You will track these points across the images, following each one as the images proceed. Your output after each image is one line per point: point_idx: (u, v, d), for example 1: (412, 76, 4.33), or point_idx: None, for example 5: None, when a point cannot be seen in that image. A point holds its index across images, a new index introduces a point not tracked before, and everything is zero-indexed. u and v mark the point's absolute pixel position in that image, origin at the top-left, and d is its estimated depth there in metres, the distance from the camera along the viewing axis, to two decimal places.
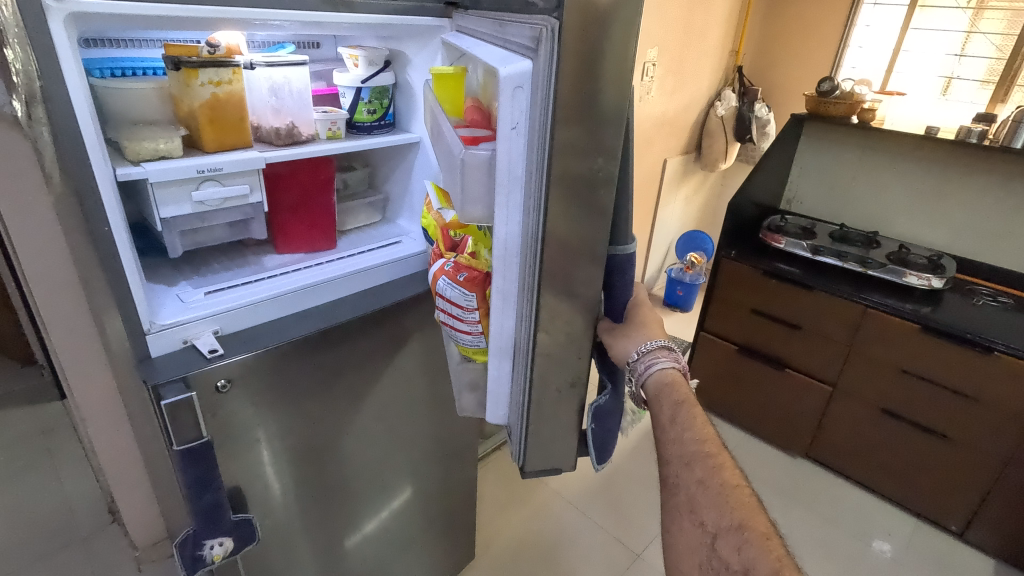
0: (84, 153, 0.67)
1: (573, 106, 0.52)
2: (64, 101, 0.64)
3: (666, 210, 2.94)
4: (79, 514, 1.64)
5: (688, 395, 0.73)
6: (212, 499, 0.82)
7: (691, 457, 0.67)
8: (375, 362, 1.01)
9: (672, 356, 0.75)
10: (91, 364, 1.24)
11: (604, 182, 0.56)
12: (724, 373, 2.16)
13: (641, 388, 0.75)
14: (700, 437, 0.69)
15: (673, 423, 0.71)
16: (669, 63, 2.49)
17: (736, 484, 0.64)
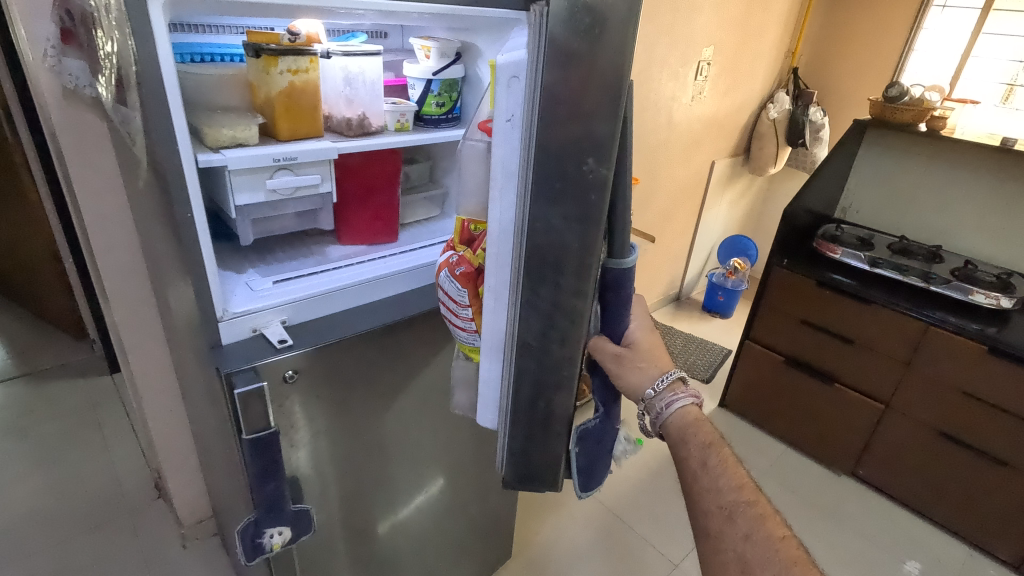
0: (174, 141, 0.66)
1: (562, 99, 0.51)
2: (157, 86, 0.63)
3: (710, 213, 2.87)
4: (128, 487, 1.68)
5: (711, 433, 0.77)
6: (275, 487, 0.82)
7: (731, 507, 0.71)
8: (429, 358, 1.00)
9: (688, 392, 0.78)
10: (150, 343, 1.27)
11: (597, 186, 0.54)
12: (769, 383, 2.10)
13: (664, 427, 0.79)
14: (738, 483, 0.72)
15: (706, 468, 0.74)
16: (724, 63, 2.42)
17: (782, 536, 0.68)
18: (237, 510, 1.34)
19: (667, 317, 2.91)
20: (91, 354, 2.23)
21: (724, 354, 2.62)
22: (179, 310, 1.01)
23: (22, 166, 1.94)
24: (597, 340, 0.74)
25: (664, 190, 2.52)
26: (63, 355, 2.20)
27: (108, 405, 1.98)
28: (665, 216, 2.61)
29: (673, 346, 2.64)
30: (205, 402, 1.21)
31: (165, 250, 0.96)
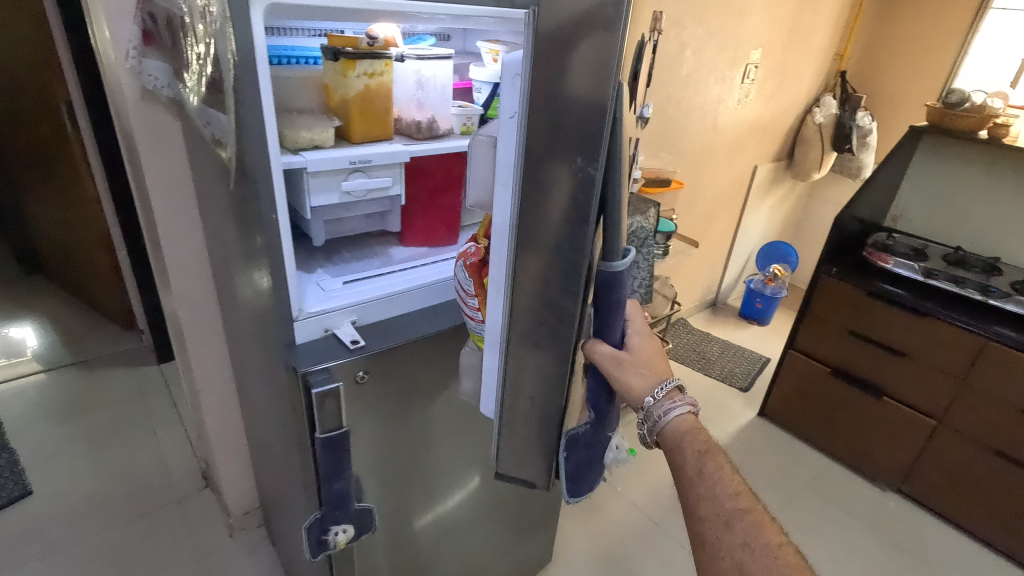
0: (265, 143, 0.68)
1: (543, 95, 0.47)
2: (253, 91, 0.66)
3: (750, 218, 2.82)
4: (176, 477, 1.72)
5: (706, 440, 0.71)
6: (342, 486, 0.83)
7: (729, 514, 0.65)
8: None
9: (685, 400, 0.72)
10: (209, 336, 1.30)
11: (586, 187, 0.49)
12: (814, 394, 2.06)
13: (657, 433, 0.73)
14: (737, 490, 0.66)
15: (703, 476, 0.68)
16: (771, 67, 2.38)
17: (780, 543, 0.62)
18: (284, 505, 1.36)
19: (702, 323, 2.86)
20: (139, 344, 2.29)
21: (762, 362, 2.57)
22: (246, 301, 1.03)
23: (81, 161, 2.00)
24: (593, 340, 0.66)
25: (706, 194, 2.48)
26: (113, 345, 2.27)
27: (156, 395, 2.03)
28: (706, 221, 2.57)
29: (710, 353, 2.60)
30: (259, 397, 1.23)
31: (235, 248, 0.98)
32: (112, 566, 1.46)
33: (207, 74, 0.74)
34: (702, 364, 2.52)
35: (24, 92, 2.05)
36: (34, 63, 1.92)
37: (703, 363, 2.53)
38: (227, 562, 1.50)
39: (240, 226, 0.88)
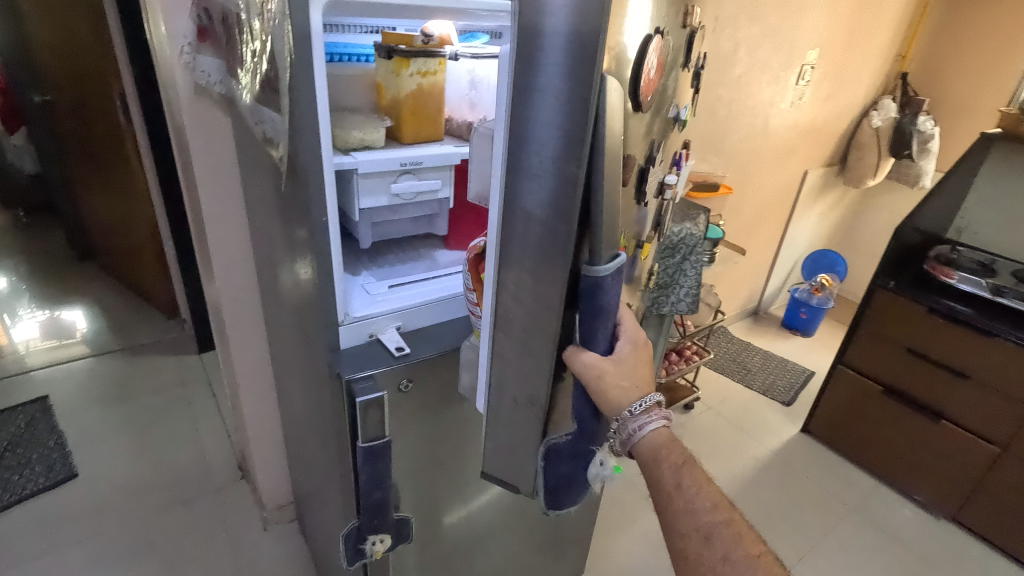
0: (318, 145, 0.67)
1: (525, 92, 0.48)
2: (308, 91, 0.64)
3: (798, 225, 2.71)
4: (213, 467, 1.75)
5: (680, 453, 0.68)
6: (381, 496, 0.81)
7: (709, 529, 0.63)
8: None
9: (660, 413, 0.67)
10: (249, 332, 1.31)
11: (568, 184, 0.50)
12: (864, 413, 1.96)
13: (631, 449, 0.69)
14: (716, 504, 0.64)
15: (680, 491, 0.65)
16: (828, 67, 2.27)
17: (759, 553, 0.61)
18: (317, 503, 1.36)
19: (742, 332, 2.76)
20: (180, 333, 2.34)
21: (806, 375, 2.47)
22: (290, 300, 1.02)
23: (131, 152, 2.05)
24: (574, 351, 0.60)
25: (753, 199, 2.38)
26: (156, 332, 2.33)
27: (196, 384, 2.07)
28: (752, 227, 2.48)
29: (750, 364, 2.51)
30: (297, 396, 1.23)
31: (281, 247, 0.97)
32: (151, 553, 1.49)
33: (261, 71, 0.73)
34: (742, 375, 2.43)
35: (81, 84, 2.11)
36: (91, 55, 1.97)
37: (743, 374, 2.44)
38: (261, 556, 1.51)
39: (287, 226, 0.87)
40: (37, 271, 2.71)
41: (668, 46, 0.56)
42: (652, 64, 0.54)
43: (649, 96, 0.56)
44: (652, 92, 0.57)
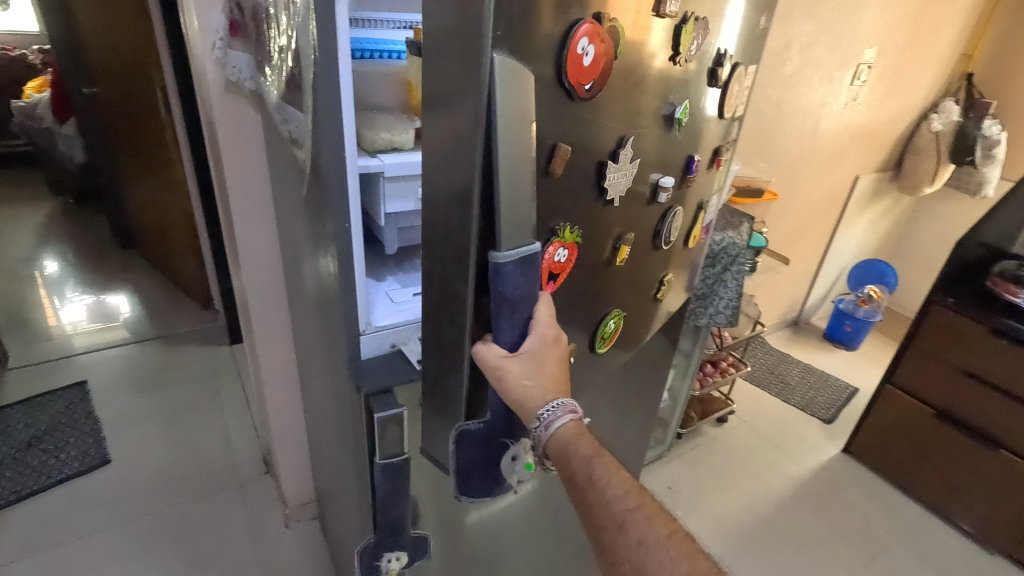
0: (341, 147, 0.64)
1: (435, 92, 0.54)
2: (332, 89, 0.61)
3: (846, 233, 2.57)
4: (240, 459, 1.76)
5: (592, 442, 0.61)
6: (398, 513, 0.78)
7: (624, 516, 0.56)
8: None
9: (566, 410, 0.60)
10: (275, 329, 1.30)
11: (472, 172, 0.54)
12: (913, 437, 1.84)
13: (544, 446, 0.61)
14: (629, 487, 0.58)
15: (593, 482, 0.58)
16: (887, 67, 2.13)
17: (672, 532, 0.55)
18: (338, 504, 1.35)
19: (782, 343, 2.64)
20: (214, 324, 2.38)
21: (849, 392, 2.34)
22: (313, 303, 1.00)
23: (171, 144, 2.08)
24: (483, 340, 0.62)
25: (799, 205, 2.27)
26: (191, 322, 2.37)
27: (226, 375, 2.10)
28: (796, 234, 2.36)
29: (789, 377, 2.39)
30: (320, 396, 1.21)
31: (306, 248, 0.95)
32: (176, 543, 1.51)
33: (287, 68, 0.70)
34: (781, 389, 2.32)
35: (126, 76, 2.15)
36: (135, 49, 2.00)
37: (781, 388, 2.33)
38: (283, 551, 1.51)
39: (313, 228, 0.85)
40: (84, 256, 2.80)
41: (619, 35, 0.58)
42: (587, 51, 0.55)
43: (594, 84, 0.58)
44: (600, 81, 0.59)
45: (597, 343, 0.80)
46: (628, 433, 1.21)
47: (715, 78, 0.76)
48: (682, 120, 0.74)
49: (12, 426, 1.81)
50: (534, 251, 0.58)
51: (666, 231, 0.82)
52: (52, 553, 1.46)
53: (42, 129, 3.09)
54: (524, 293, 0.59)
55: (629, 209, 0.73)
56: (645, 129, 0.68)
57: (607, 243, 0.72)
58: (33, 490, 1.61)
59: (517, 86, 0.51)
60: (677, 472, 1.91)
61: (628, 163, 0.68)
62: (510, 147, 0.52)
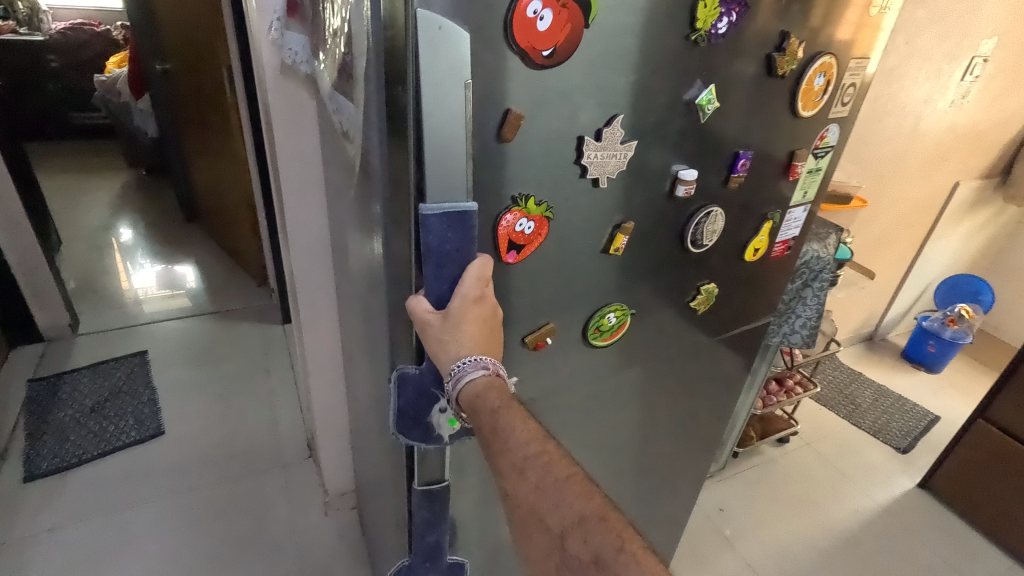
0: (387, 139, 0.58)
1: (381, 63, 0.55)
2: (379, 74, 0.56)
3: (937, 245, 2.33)
4: (285, 441, 1.78)
5: (504, 395, 0.57)
6: (435, 540, 0.72)
7: (523, 462, 0.52)
8: (593, 389, 0.87)
9: (479, 365, 0.57)
10: (323, 321, 1.28)
11: (403, 140, 0.56)
12: (1002, 477, 1.66)
13: (456, 402, 0.59)
14: (535, 434, 0.53)
15: (496, 433, 0.54)
16: (1005, 61, 1.88)
17: (567, 475, 0.50)
18: (376, 500, 1.32)
19: (853, 359, 2.44)
20: (268, 302, 2.42)
21: (929, 420, 2.13)
22: (359, 299, 0.97)
23: (234, 124, 2.10)
24: (415, 294, 0.61)
25: (889, 213, 2.06)
26: (248, 299, 2.42)
27: (277, 355, 2.13)
28: (882, 244, 2.15)
29: (860, 399, 2.21)
30: (362, 390, 1.18)
31: (354, 241, 0.91)
32: (221, 519, 1.54)
33: (339, 53, 0.64)
34: (850, 411, 2.14)
35: (196, 53, 2.18)
36: (205, 27, 2.02)
37: (851, 410, 2.15)
38: (319, 538, 1.51)
39: (362, 223, 0.80)
40: (153, 227, 2.90)
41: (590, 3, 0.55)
42: (542, 16, 0.53)
43: (555, 52, 0.56)
44: (565, 49, 0.57)
45: (590, 335, 0.79)
46: (682, 457, 1.11)
47: (773, 68, 0.72)
48: (709, 108, 0.69)
49: (79, 388, 1.90)
50: (467, 209, 0.57)
51: (697, 234, 0.79)
52: (109, 517, 1.52)
53: (121, 103, 3.21)
54: (454, 249, 0.58)
55: (632, 193, 0.70)
56: (642, 109, 0.65)
57: (604, 231, 0.71)
58: (94, 454, 1.68)
59: (445, 45, 0.49)
60: (730, 491, 1.80)
61: (618, 145, 0.66)
62: (440, 100, 0.52)
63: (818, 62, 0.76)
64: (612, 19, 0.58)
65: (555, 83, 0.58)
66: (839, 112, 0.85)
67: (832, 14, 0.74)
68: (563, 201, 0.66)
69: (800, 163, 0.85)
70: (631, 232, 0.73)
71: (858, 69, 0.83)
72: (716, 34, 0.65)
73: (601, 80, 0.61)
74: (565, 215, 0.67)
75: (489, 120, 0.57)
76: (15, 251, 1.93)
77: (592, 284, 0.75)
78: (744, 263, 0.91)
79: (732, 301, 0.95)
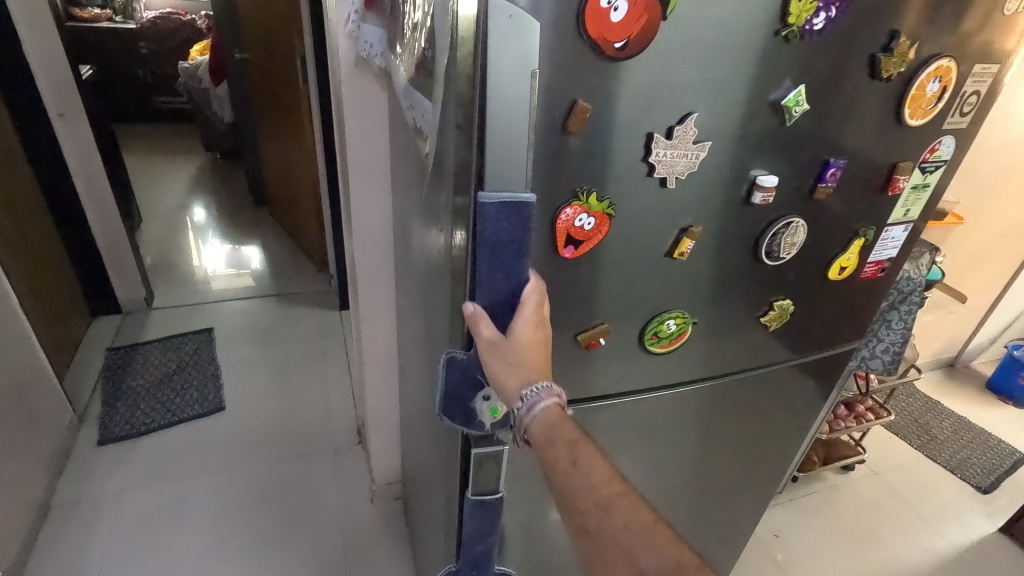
0: (456, 137, 0.56)
1: (449, 53, 0.53)
2: (450, 70, 0.54)
3: None
4: (334, 427, 1.82)
5: (576, 428, 0.52)
6: (484, 549, 0.70)
7: (607, 502, 0.47)
8: (651, 406, 0.82)
9: (551, 393, 0.54)
10: (381, 312, 1.29)
11: (467, 134, 0.54)
12: None
13: (522, 433, 0.54)
14: (608, 475, 0.48)
15: (574, 467, 0.49)
16: None
17: (654, 521, 0.45)
18: (423, 495, 1.33)
19: (932, 386, 2.26)
20: (327, 288, 2.48)
21: (1017, 459, 1.95)
22: (419, 295, 0.96)
23: (304, 112, 2.14)
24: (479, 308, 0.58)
25: (986, 231, 1.88)
26: (308, 284, 2.49)
27: (333, 341, 2.18)
28: (975, 264, 1.97)
29: (937, 431, 2.04)
30: (415, 386, 1.18)
31: (418, 237, 0.90)
32: (270, 497, 1.59)
33: (419, 47, 0.62)
34: (925, 443, 1.99)
35: (273, 43, 2.24)
36: (282, 16, 2.08)
37: (926, 442, 2.00)
38: (363, 525, 1.53)
39: (427, 219, 0.79)
40: (225, 210, 3.03)
41: None
42: (617, 6, 0.50)
43: (628, 44, 0.52)
44: (639, 41, 0.52)
45: (647, 341, 0.74)
46: (743, 483, 1.05)
47: (876, 69, 0.65)
48: (796, 110, 0.63)
49: (150, 360, 2.01)
50: (525, 201, 0.53)
51: (774, 245, 0.73)
52: (170, 484, 1.60)
53: (201, 89, 3.36)
54: (512, 240, 0.54)
55: (705, 197, 0.66)
56: (725, 108, 0.60)
57: (670, 232, 0.66)
58: (161, 424, 1.77)
59: (516, 34, 0.47)
60: (786, 517, 1.71)
61: (690, 145, 0.61)
62: (510, 91, 0.49)
63: (933, 66, 0.68)
64: (696, 8, 0.54)
65: (626, 78, 0.55)
66: (955, 123, 0.77)
67: (951, 7, 0.66)
68: (631, 202, 0.62)
69: (902, 178, 0.77)
70: (698, 236, 0.68)
71: (983, 75, 0.74)
72: (810, 31, 0.59)
73: (680, 77, 0.57)
74: (630, 216, 0.63)
75: (555, 116, 0.54)
76: (100, 226, 2.04)
77: (654, 290, 0.71)
78: (828, 282, 0.83)
79: (813, 324, 0.88)
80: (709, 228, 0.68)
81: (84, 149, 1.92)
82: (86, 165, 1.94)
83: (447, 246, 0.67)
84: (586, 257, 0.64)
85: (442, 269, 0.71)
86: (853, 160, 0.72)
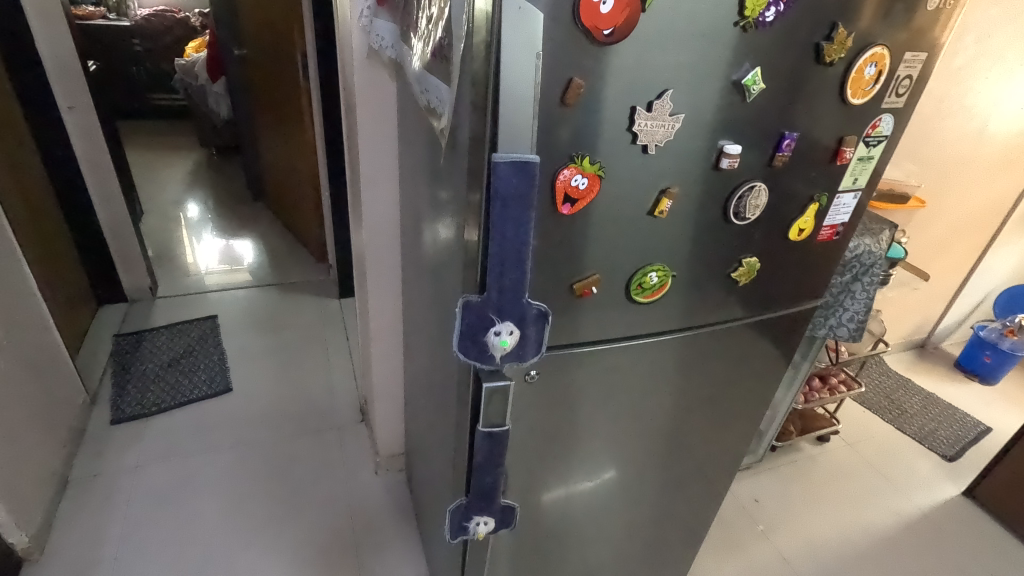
0: (470, 110, 0.66)
1: (466, 38, 0.62)
2: (466, 52, 0.63)
3: (999, 252, 2.25)
4: (338, 406, 1.90)
5: None
6: (492, 480, 0.79)
7: None
8: (636, 358, 0.92)
9: None
10: (386, 290, 1.37)
11: (480, 107, 0.63)
12: None
13: None
14: None
15: None
16: None
17: None
18: (426, 461, 1.42)
19: (903, 365, 2.39)
20: (326, 277, 2.55)
21: (981, 431, 2.08)
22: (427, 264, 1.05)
23: (304, 105, 2.22)
24: None
25: (949, 216, 2.01)
26: (307, 274, 2.57)
27: (333, 327, 2.26)
28: (941, 247, 2.10)
29: (908, 405, 2.17)
30: (420, 356, 1.27)
31: (426, 213, 0.99)
32: (279, 471, 1.67)
33: (435, 37, 0.72)
34: (896, 417, 2.12)
35: (271, 38, 2.31)
36: (281, 13, 2.15)
37: (897, 415, 2.13)
38: (369, 494, 1.62)
39: (437, 193, 0.88)
40: (223, 204, 3.09)
41: None
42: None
43: (615, 31, 0.62)
44: (624, 29, 0.62)
45: (632, 291, 0.84)
46: (721, 437, 1.15)
47: (822, 55, 0.75)
48: (755, 89, 0.73)
49: (158, 345, 2.08)
50: (532, 160, 0.58)
51: (740, 207, 0.83)
52: (183, 459, 1.68)
53: (197, 86, 3.42)
54: (523, 196, 0.59)
55: (681, 165, 0.76)
56: (697, 87, 0.70)
57: (652, 194, 0.76)
58: (171, 405, 1.84)
59: (523, 22, 0.56)
60: (765, 484, 1.82)
61: (667, 117, 0.70)
62: (517, 71, 0.59)
63: (869, 53, 0.79)
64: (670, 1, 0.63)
65: (613, 59, 0.64)
66: (892, 103, 0.88)
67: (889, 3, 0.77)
68: (618, 167, 0.72)
69: (848, 150, 0.88)
70: (676, 198, 0.78)
71: (914, 61, 0.85)
72: (764, 22, 0.69)
73: (658, 59, 0.66)
74: (617, 179, 0.73)
75: (554, 91, 0.64)
76: (106, 216, 2.10)
77: (638, 248, 0.80)
78: (789, 243, 0.94)
79: (778, 284, 0.98)
80: (684, 192, 0.78)
81: (92, 141, 1.98)
82: (94, 157, 2.00)
83: (458, 208, 0.76)
84: (580, 216, 0.74)
85: (452, 232, 0.80)
86: (808, 134, 0.83)
